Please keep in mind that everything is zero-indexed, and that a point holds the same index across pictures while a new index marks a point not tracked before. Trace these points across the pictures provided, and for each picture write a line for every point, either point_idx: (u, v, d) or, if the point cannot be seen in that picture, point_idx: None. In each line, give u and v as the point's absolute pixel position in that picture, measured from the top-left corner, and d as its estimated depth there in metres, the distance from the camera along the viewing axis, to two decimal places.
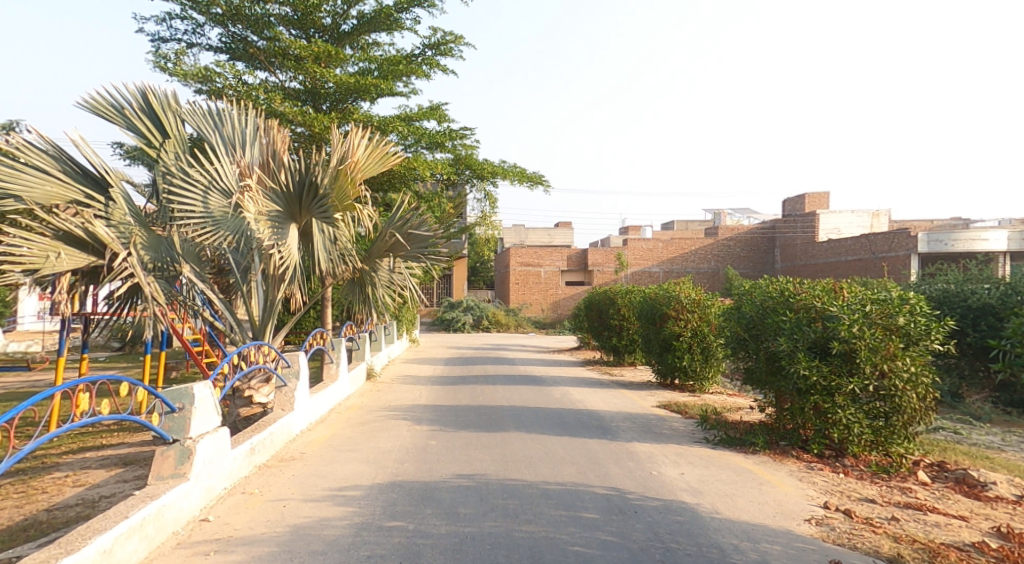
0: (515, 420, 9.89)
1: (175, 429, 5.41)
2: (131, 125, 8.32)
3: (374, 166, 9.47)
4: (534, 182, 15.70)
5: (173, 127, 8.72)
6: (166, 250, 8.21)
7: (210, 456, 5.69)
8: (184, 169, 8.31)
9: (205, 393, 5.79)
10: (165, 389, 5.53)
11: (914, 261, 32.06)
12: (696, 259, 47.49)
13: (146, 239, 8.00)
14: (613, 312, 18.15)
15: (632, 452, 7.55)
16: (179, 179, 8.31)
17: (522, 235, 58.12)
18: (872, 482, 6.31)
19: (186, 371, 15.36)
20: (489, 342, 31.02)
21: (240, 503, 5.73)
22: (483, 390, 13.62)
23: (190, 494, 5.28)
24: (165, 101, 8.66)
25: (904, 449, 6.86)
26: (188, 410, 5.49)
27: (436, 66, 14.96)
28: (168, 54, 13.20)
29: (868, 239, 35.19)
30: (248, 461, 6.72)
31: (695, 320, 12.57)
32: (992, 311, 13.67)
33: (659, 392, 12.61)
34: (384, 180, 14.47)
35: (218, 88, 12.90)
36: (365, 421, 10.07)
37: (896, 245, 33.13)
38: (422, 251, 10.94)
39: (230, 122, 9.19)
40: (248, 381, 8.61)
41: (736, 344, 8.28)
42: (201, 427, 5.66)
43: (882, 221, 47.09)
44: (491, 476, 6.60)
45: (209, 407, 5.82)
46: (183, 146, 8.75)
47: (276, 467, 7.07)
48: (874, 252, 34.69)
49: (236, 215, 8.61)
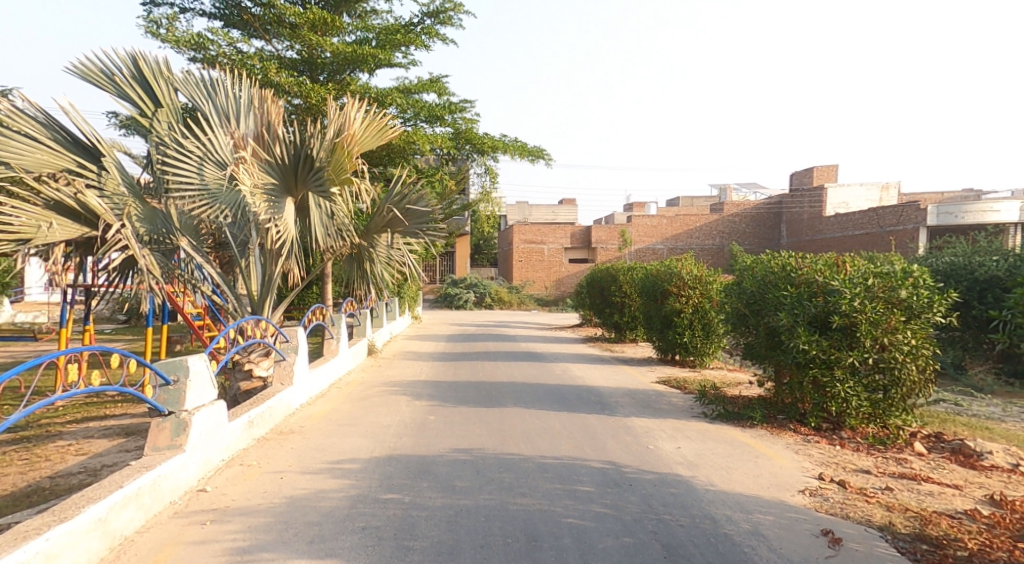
0: (514, 397, 9.88)
1: (170, 402, 5.40)
2: (121, 93, 8.22)
3: (371, 140, 9.40)
4: (535, 156, 15.56)
5: (166, 96, 8.62)
6: (161, 223, 8.21)
7: (207, 428, 5.68)
8: (178, 141, 8.27)
9: (200, 367, 5.70)
10: (161, 362, 5.48)
11: (922, 234, 31.74)
12: (700, 236, 47.31)
13: (139, 211, 8.00)
14: (615, 289, 18.11)
15: (630, 427, 7.53)
16: (174, 150, 8.25)
17: (525, 211, 57.83)
18: (867, 454, 6.27)
19: (188, 346, 15.42)
20: (492, 318, 31.03)
21: (238, 474, 5.73)
22: (485, 366, 13.61)
23: (186, 465, 5.27)
24: (156, 69, 8.54)
25: (902, 421, 6.85)
26: (183, 384, 5.45)
27: (435, 36, 14.75)
28: (160, 19, 13.03)
29: (876, 212, 34.92)
30: (246, 435, 6.73)
31: (696, 296, 12.52)
32: (997, 283, 13.73)
33: (660, 368, 12.61)
34: (384, 154, 14.36)
35: (212, 57, 12.77)
36: (365, 396, 10.10)
37: (904, 218, 32.86)
38: (421, 228, 10.95)
39: (224, 92, 9.06)
40: (248, 355, 8.71)
41: (736, 320, 8.24)
42: (196, 400, 5.61)
43: (891, 195, 46.59)
44: (489, 450, 6.60)
45: (204, 381, 5.76)
46: (176, 117, 8.67)
47: (275, 440, 7.08)
48: (881, 225, 34.41)
49: (230, 189, 8.57)
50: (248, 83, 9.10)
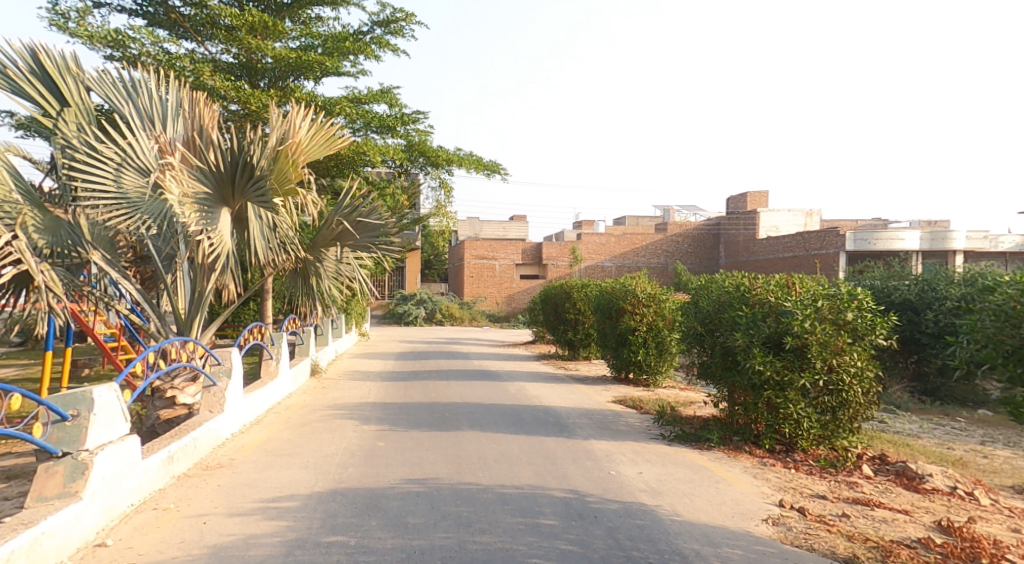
0: (469, 419, 9.53)
1: (66, 442, 5.07)
2: (17, 89, 7.69)
3: (319, 149, 9.07)
4: (491, 170, 15.34)
5: (73, 95, 8.06)
6: (66, 233, 7.97)
7: (111, 471, 5.30)
8: (91, 145, 7.76)
9: (107, 399, 5.45)
10: (59, 396, 5.21)
11: (841, 259, 32.68)
12: (647, 254, 47.86)
13: (41, 221, 7.70)
14: (568, 306, 17.93)
15: (591, 451, 7.30)
16: (85, 152, 7.72)
17: (476, 227, 57.66)
18: (820, 477, 6.04)
19: (96, 371, 14.63)
20: (443, 335, 30.56)
21: (149, 521, 5.34)
22: (436, 386, 13.22)
23: (82, 517, 4.85)
24: (62, 65, 8.00)
25: (848, 441, 6.72)
26: (84, 419, 5.16)
27: (385, 46, 14.44)
28: (69, 12, 12.38)
29: (801, 237, 35.80)
30: (164, 472, 6.30)
31: (650, 314, 12.42)
32: (911, 307, 14.52)
33: (614, 387, 12.46)
34: (332, 165, 13.92)
35: (135, 55, 12.21)
36: (307, 421, 9.62)
37: (826, 243, 33.69)
38: (372, 240, 10.50)
39: (145, 93, 8.60)
40: (172, 381, 8.16)
41: (692, 339, 8.05)
42: (100, 437, 5.31)
43: (814, 221, 48.17)
44: (444, 481, 6.26)
45: (112, 414, 5.49)
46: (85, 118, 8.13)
47: (198, 477, 6.64)
48: (807, 249, 35.25)
49: (154, 197, 8.08)
50: (172, 84, 8.65)
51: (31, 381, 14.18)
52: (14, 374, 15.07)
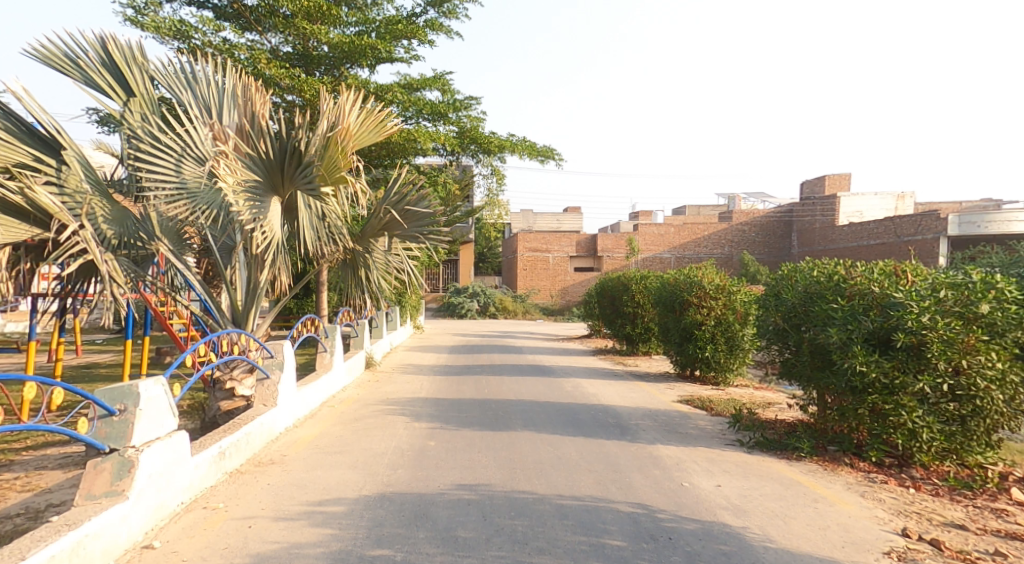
0: (523, 418, 8.94)
1: (113, 438, 4.50)
2: (88, 79, 7.40)
3: (368, 135, 8.68)
4: (545, 157, 14.70)
5: (140, 85, 7.79)
6: (133, 224, 7.59)
7: (161, 467, 4.74)
8: (155, 135, 7.49)
9: (154, 393, 4.84)
10: (104, 388, 4.62)
11: (943, 244, 30.69)
12: (708, 245, 46.39)
13: (109, 211, 7.33)
14: (626, 299, 17.18)
15: (657, 458, 6.61)
16: (149, 143, 7.42)
17: (530, 219, 57.07)
18: (956, 501, 5.11)
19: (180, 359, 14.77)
20: (497, 328, 30.12)
21: (197, 522, 4.83)
22: (490, 381, 12.70)
23: (129, 517, 4.33)
24: (129, 54, 7.76)
25: (982, 457, 5.78)
26: (131, 414, 4.58)
27: (439, 29, 13.92)
28: (140, 6, 12.22)
29: (893, 222, 33.79)
30: (215, 468, 5.78)
31: (719, 307, 11.58)
32: None
33: (679, 385, 11.68)
34: (382, 154, 13.50)
35: (196, 45, 11.96)
36: (358, 417, 9.19)
37: (923, 227, 31.81)
38: (421, 230, 10.04)
39: (204, 80, 8.19)
40: (230, 372, 7.89)
41: (773, 335, 7.28)
42: (148, 432, 4.72)
43: (906, 205, 45.89)
44: (496, 488, 5.69)
45: (160, 409, 4.89)
46: (149, 108, 7.84)
47: (251, 474, 6.10)
48: (898, 235, 33.25)
49: (212, 187, 7.72)
50: (229, 71, 8.30)
51: (91, 372, 14.28)
52: (77, 366, 15.24)
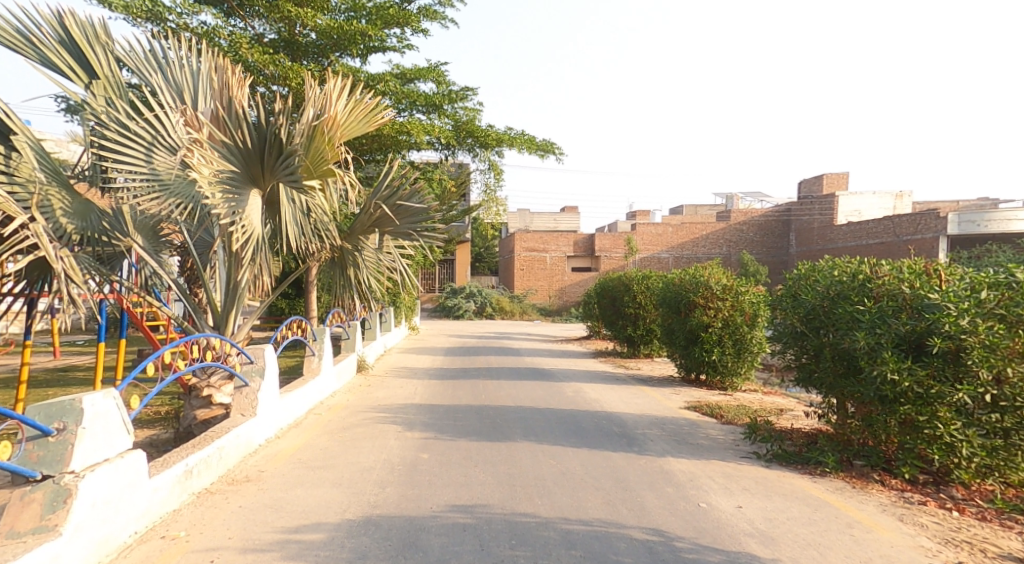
0: (522, 427, 8.41)
1: (46, 463, 4.00)
2: (43, 59, 6.79)
3: (357, 125, 8.14)
4: (544, 151, 14.17)
5: (103, 66, 7.28)
6: (97, 218, 7.11)
7: (106, 494, 4.24)
8: (121, 122, 6.93)
9: (100, 408, 4.32)
10: (40, 404, 4.10)
11: (943, 244, 30.28)
12: (707, 245, 45.90)
13: (70, 204, 6.84)
14: (628, 299, 16.66)
15: (669, 473, 6.08)
16: (115, 130, 6.85)
17: (527, 219, 56.52)
18: (1006, 527, 4.59)
19: None
20: (493, 330, 29.59)
21: (151, 557, 4.30)
22: (486, 385, 12.17)
23: (64, 556, 3.82)
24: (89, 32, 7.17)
25: None
26: (71, 435, 4.08)
27: (433, 18, 13.37)
28: None
29: (892, 220, 33.40)
30: (180, 490, 5.22)
31: (727, 308, 11.04)
32: None
33: (684, 390, 11.17)
34: (375, 147, 12.96)
35: (171, 27, 11.43)
36: (347, 426, 8.64)
37: (922, 227, 31.32)
38: (414, 227, 9.41)
39: (177, 66, 7.70)
40: (207, 378, 7.44)
41: (789, 339, 6.77)
42: (91, 455, 4.21)
43: (904, 204, 45.61)
44: (495, 510, 5.16)
45: (108, 426, 4.37)
46: (115, 92, 7.31)
47: (221, 495, 5.55)
48: (898, 234, 32.83)
49: (185, 179, 7.18)
50: (204, 55, 7.75)
51: (71, 376, 13.74)
52: (57, 367, 14.66)
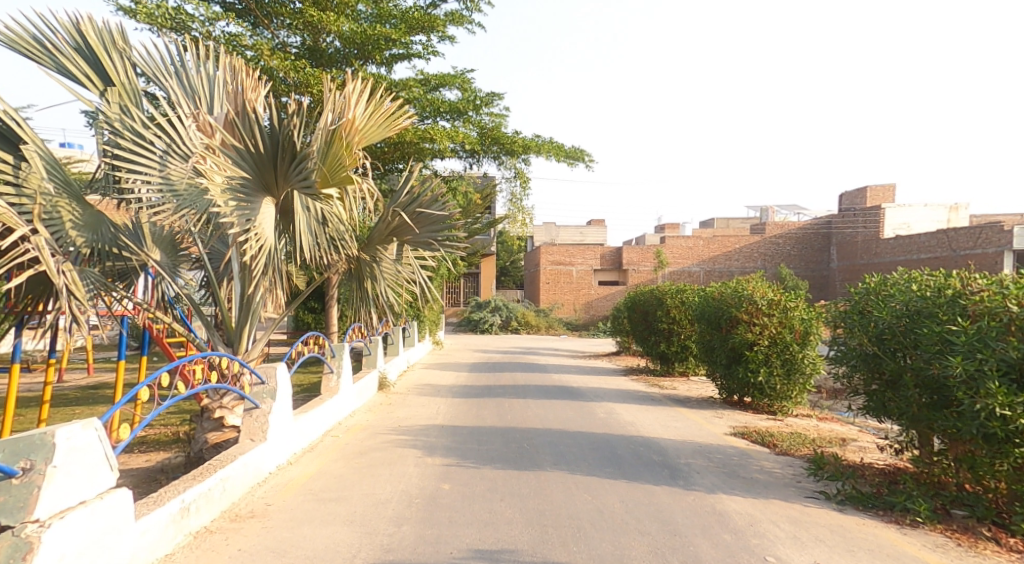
0: (552, 454, 7.70)
1: (9, 510, 3.40)
2: (59, 68, 6.08)
3: (378, 130, 7.58)
4: (573, 159, 13.54)
5: (121, 74, 6.47)
6: (108, 231, 6.49)
7: (79, 545, 3.62)
8: (137, 130, 6.29)
9: (75, 442, 3.71)
10: (6, 439, 3.51)
11: (1008, 258, 28.88)
12: (739, 259, 44.82)
13: (81, 216, 6.21)
14: (661, 314, 15.90)
15: (724, 514, 5.32)
16: (129, 139, 6.22)
17: (553, 232, 55.90)
18: None
19: None
20: (522, 344, 28.92)
21: None
22: (512, 405, 11.48)
23: None
24: (107, 38, 6.42)
25: None
26: (38, 476, 3.47)
27: (460, 21, 12.85)
28: None
29: (947, 234, 32.25)
30: (173, 532, 4.60)
31: (773, 325, 10.25)
32: None
33: (727, 413, 10.39)
34: (397, 154, 12.43)
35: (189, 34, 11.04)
36: (364, 450, 8.01)
37: (982, 241, 30.16)
38: (434, 237, 8.78)
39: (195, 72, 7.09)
40: (220, 399, 6.90)
41: (859, 362, 6.00)
42: (64, 497, 3.61)
43: (962, 217, 43.46)
44: (525, 560, 4.45)
45: (84, 463, 3.76)
46: (132, 101, 6.54)
47: (219, 535, 4.91)
48: (954, 248, 31.72)
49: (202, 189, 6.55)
50: (221, 60, 7.14)
51: (85, 394, 13.34)
52: (77, 386, 14.32)
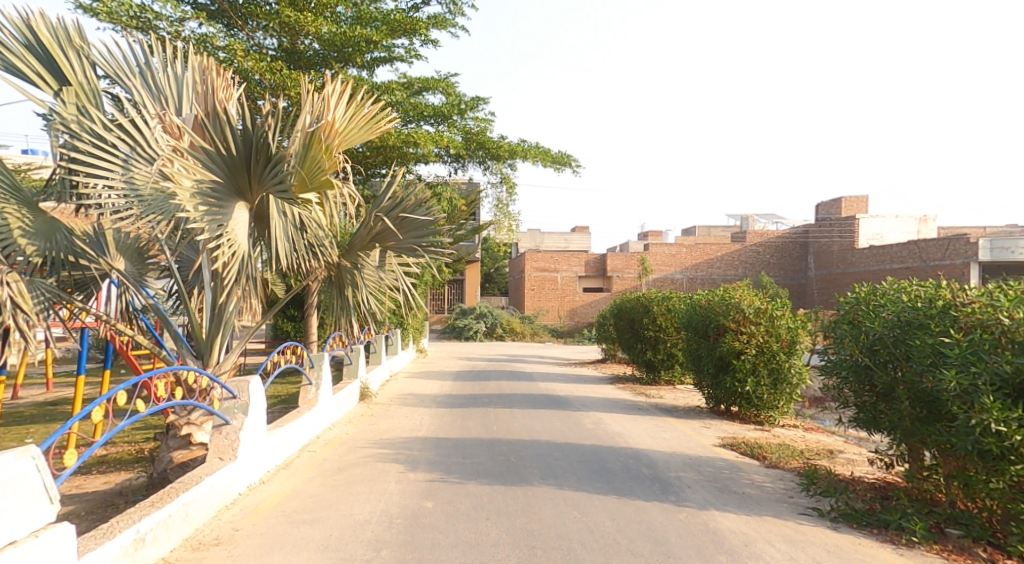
0: (538, 467, 7.50)
1: None
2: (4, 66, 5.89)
3: (358, 133, 7.34)
4: (559, 164, 13.37)
5: (76, 73, 6.25)
6: (63, 239, 6.52)
7: None
8: (96, 132, 6.08)
9: (8, 474, 3.47)
10: None
11: (974, 270, 29.23)
12: (722, 266, 44.92)
13: (31, 223, 6.27)
14: (647, 322, 15.81)
15: (717, 533, 5.13)
16: (88, 141, 6.02)
17: (538, 239, 55.78)
18: None
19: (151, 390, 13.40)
20: (506, 352, 28.69)
21: None
22: (497, 415, 11.26)
23: None
24: (61, 35, 6.19)
25: None
26: None
27: (443, 25, 12.65)
28: None
29: (915, 245, 32.45)
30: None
31: (761, 334, 10.11)
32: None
33: (714, 423, 10.24)
34: (379, 158, 12.18)
35: (165, 35, 10.76)
36: (344, 465, 7.76)
37: (951, 253, 30.40)
38: (418, 242, 8.55)
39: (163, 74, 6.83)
40: (187, 415, 6.76)
41: (851, 373, 5.83)
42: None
43: (931, 228, 43.98)
44: None
45: (19, 495, 3.52)
46: (91, 102, 6.34)
47: None
48: (923, 259, 31.87)
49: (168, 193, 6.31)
50: (189, 59, 6.87)
51: (58, 406, 12.96)
52: (49, 397, 13.93)
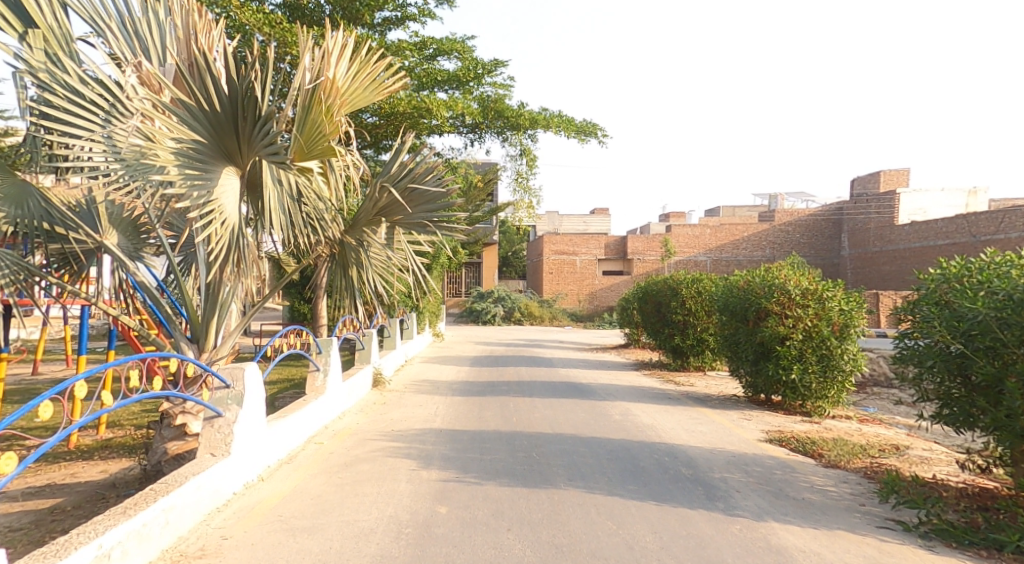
0: (565, 465, 6.73)
1: None
2: None
3: (365, 95, 6.53)
4: (583, 133, 12.49)
5: (46, 16, 5.41)
6: (36, 207, 5.85)
7: None
8: (70, 86, 5.39)
9: None
10: None
11: None
12: (747, 247, 43.75)
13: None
14: (676, 306, 15.01)
15: (784, 552, 4.32)
16: (61, 94, 5.33)
17: (556, 222, 54.81)
18: None
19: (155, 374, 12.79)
20: (526, 337, 27.93)
21: None
22: (517, 404, 10.52)
23: None
24: None
25: None
26: None
27: None
28: None
29: (965, 220, 31.22)
30: None
31: (809, 317, 9.24)
32: None
33: (755, 414, 9.40)
34: (390, 126, 11.39)
35: None
36: (350, 462, 7.03)
37: (1005, 226, 29.12)
38: (430, 216, 7.75)
39: (142, 23, 6.11)
40: (182, 403, 6.06)
41: (939, 362, 4.93)
42: None
43: (975, 202, 42.42)
44: None
45: None
46: (63, 49, 5.58)
47: None
48: (975, 234, 30.61)
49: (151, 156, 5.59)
50: None
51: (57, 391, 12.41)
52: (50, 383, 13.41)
